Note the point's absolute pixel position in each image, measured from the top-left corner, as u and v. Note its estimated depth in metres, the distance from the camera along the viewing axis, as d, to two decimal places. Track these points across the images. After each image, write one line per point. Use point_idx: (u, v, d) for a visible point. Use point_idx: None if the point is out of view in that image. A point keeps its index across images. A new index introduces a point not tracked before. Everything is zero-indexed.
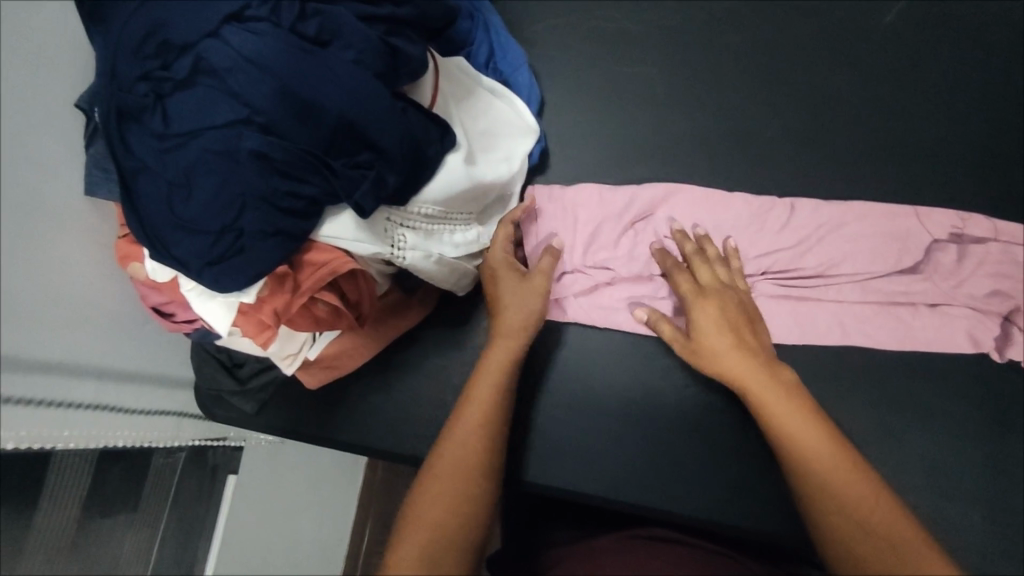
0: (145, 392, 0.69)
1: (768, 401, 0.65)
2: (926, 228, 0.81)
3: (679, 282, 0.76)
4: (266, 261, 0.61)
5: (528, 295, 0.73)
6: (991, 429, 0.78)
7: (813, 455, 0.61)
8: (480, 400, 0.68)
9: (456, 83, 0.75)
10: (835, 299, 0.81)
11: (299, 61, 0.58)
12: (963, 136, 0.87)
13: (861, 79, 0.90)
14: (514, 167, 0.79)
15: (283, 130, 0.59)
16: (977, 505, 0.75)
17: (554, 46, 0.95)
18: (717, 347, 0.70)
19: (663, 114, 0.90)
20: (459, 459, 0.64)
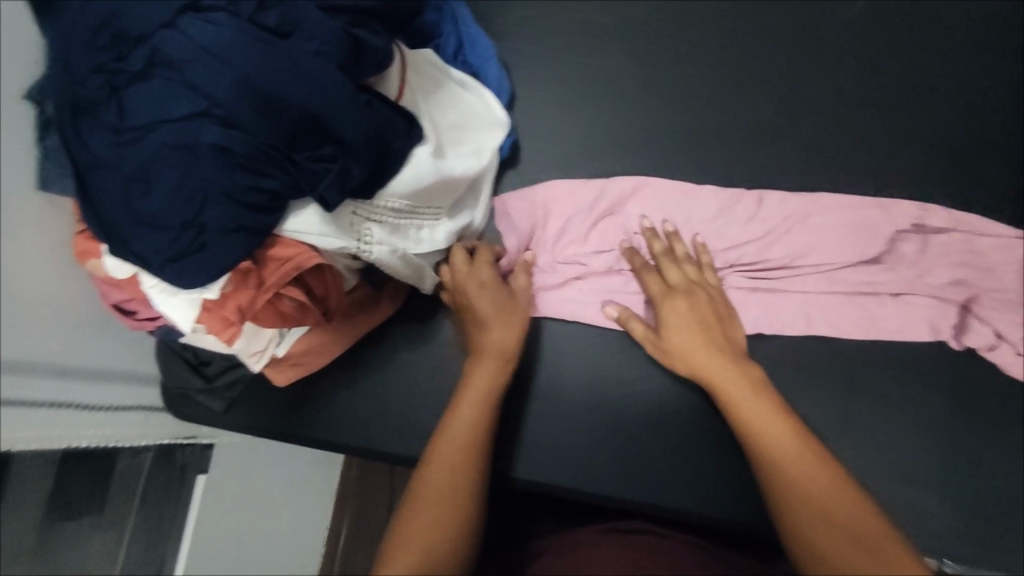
0: (116, 391, 0.75)
1: (734, 399, 0.67)
2: (891, 219, 0.79)
3: (650, 281, 0.77)
4: (226, 258, 0.59)
5: (515, 316, 0.76)
6: (962, 421, 0.76)
7: (775, 448, 0.62)
8: (465, 419, 0.68)
9: (422, 76, 0.73)
10: (802, 290, 0.79)
11: (258, 52, 0.56)
12: (932, 127, 0.85)
13: (828, 70, 0.88)
14: (484, 161, 0.77)
15: (243, 122, 0.57)
16: (954, 499, 0.74)
17: (522, 35, 0.91)
18: (686, 346, 0.72)
19: (631, 104, 0.87)
20: (449, 480, 0.64)
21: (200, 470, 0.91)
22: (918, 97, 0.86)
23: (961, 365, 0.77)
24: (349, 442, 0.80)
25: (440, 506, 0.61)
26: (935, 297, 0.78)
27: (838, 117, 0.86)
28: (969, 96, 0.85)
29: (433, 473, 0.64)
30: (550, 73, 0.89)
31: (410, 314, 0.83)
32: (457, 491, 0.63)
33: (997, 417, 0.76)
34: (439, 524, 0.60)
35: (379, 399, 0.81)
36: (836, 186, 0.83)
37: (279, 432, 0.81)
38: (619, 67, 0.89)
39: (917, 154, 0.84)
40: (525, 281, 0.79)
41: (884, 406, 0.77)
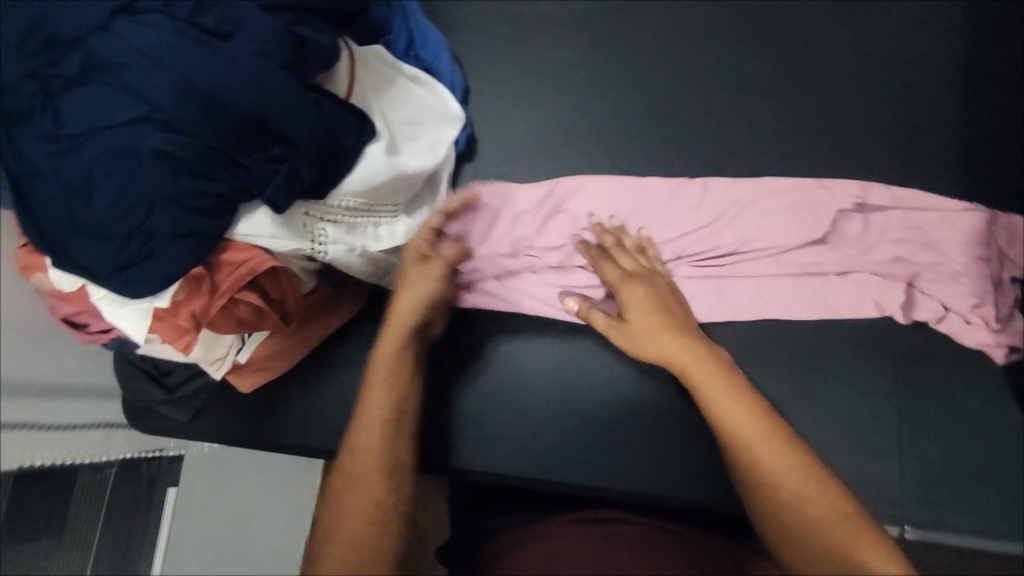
0: (75, 409, 0.74)
1: (696, 376, 0.66)
2: (833, 199, 0.81)
3: (607, 270, 0.77)
4: (176, 265, 0.58)
5: (418, 282, 0.70)
6: (921, 394, 0.77)
7: (735, 425, 0.62)
8: (377, 397, 0.65)
9: (372, 73, 0.72)
10: (752, 274, 0.80)
11: (197, 54, 0.55)
12: (881, 108, 0.86)
13: (776, 55, 0.89)
14: (440, 156, 0.76)
15: (185, 125, 0.56)
16: (919, 471, 0.75)
17: (474, 30, 0.91)
18: (648, 328, 0.71)
19: (585, 96, 0.88)
20: (364, 463, 0.61)
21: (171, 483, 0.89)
22: (869, 78, 0.87)
23: (918, 338, 0.79)
24: (317, 446, 0.79)
25: (361, 494, 0.60)
26: (888, 272, 0.79)
27: (790, 100, 0.87)
28: (918, 74, 0.87)
29: (350, 460, 0.62)
30: (504, 67, 0.89)
31: (374, 314, 0.82)
32: (375, 475, 0.61)
33: (955, 388, 0.77)
34: (361, 514, 0.59)
35: (346, 402, 0.80)
36: (791, 168, 0.84)
37: (246, 439, 0.80)
38: (573, 59, 0.89)
39: (868, 133, 0.85)
40: (453, 249, 0.72)
41: (844, 381, 0.78)
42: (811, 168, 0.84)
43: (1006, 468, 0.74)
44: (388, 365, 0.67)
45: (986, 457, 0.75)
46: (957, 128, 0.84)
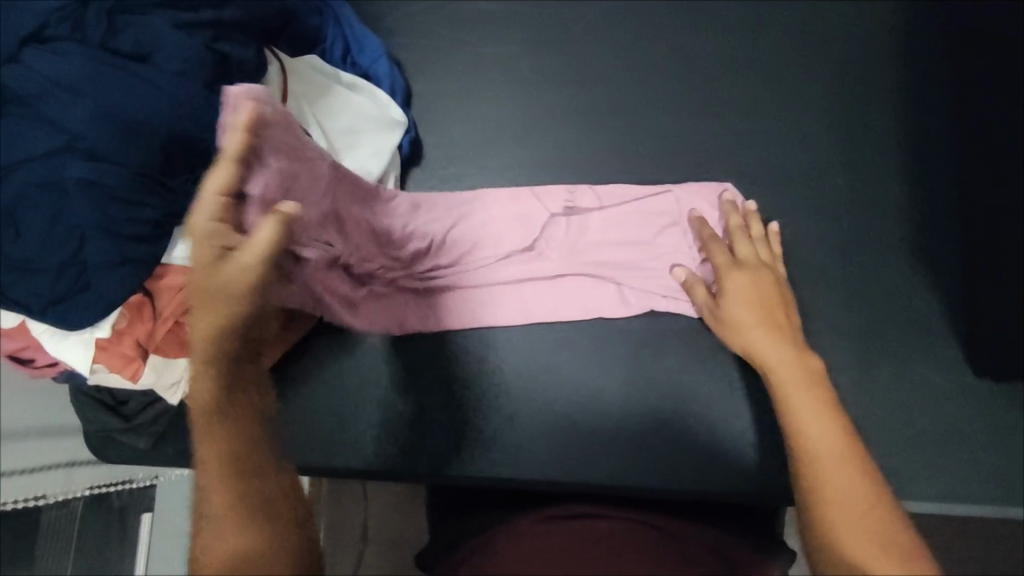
0: (36, 451, 0.74)
1: (780, 377, 0.58)
2: (541, 204, 0.78)
3: (715, 252, 0.72)
4: (113, 294, 0.57)
5: (217, 289, 0.50)
6: (921, 375, 0.72)
7: (811, 437, 0.52)
8: (214, 450, 0.50)
9: (304, 83, 0.72)
10: (484, 285, 0.77)
11: (113, 79, 0.55)
12: (850, 78, 0.80)
13: (735, 30, 0.82)
14: (383, 163, 0.75)
15: (108, 151, 0.55)
16: (923, 454, 0.70)
17: (414, 30, 0.87)
18: (746, 320, 0.65)
19: (533, 88, 0.84)
20: (222, 529, 0.48)
21: (145, 508, 0.88)
22: (832, 40, 0.81)
23: (902, 307, 0.74)
24: None
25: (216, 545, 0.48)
26: (857, 243, 0.76)
27: (750, 70, 0.81)
28: (881, 33, 0.81)
29: (211, 533, 0.48)
30: (447, 66, 0.86)
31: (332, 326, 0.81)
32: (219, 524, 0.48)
33: (943, 358, 0.72)
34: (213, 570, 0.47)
35: None
36: (753, 143, 0.79)
37: None
38: (514, 50, 0.85)
39: (834, 101, 0.79)
40: (270, 227, 0.50)
41: (834, 370, 0.72)
42: (777, 140, 0.79)
43: (996, 436, 0.70)
44: (204, 399, 0.51)
45: (984, 429, 0.71)
46: (924, 89, 0.79)
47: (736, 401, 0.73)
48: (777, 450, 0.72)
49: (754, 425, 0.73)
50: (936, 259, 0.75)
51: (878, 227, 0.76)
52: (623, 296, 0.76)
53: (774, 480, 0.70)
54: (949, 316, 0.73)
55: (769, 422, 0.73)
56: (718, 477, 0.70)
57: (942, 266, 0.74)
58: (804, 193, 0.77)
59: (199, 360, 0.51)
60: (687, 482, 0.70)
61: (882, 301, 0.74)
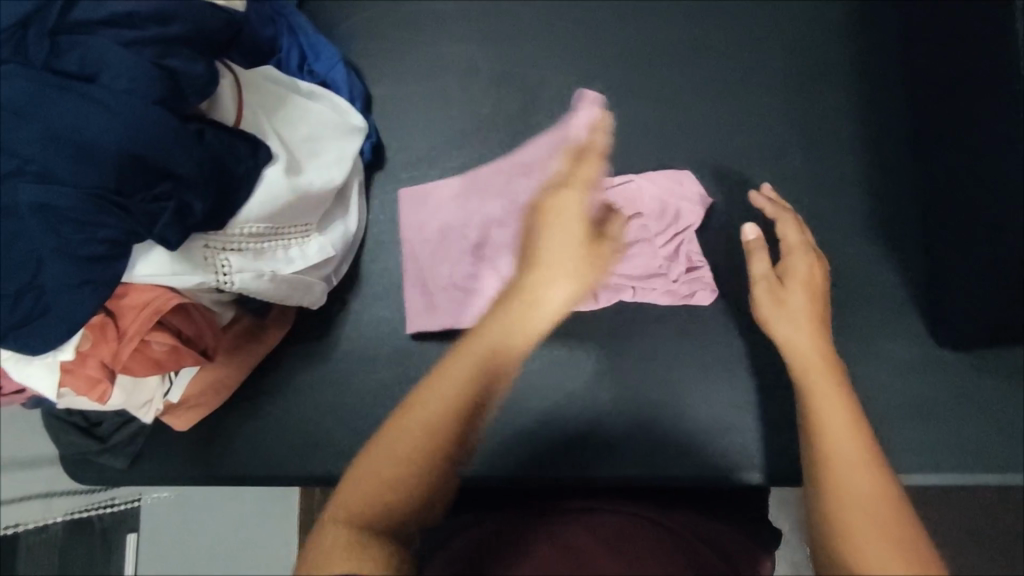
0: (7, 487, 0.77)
1: (806, 373, 0.56)
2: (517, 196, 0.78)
3: (788, 230, 0.70)
4: (76, 316, 0.56)
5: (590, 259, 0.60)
6: (888, 349, 0.73)
7: (831, 437, 0.49)
8: (456, 377, 0.50)
9: (260, 93, 0.71)
10: (472, 279, 0.77)
11: (59, 100, 0.54)
12: (805, 60, 0.81)
13: (689, 17, 0.83)
14: (346, 169, 0.75)
15: (60, 174, 0.54)
16: (896, 427, 0.71)
17: (372, 35, 0.87)
18: (806, 304, 0.63)
19: (493, 87, 0.84)
20: (423, 436, 0.49)
21: (131, 528, 0.88)
22: (787, 23, 0.82)
23: (866, 283, 0.75)
24: (265, 474, 0.77)
25: (374, 475, 0.48)
26: (819, 223, 0.77)
27: (706, 58, 0.82)
28: (835, 12, 0.81)
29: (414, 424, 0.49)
30: (407, 69, 0.86)
31: (306, 334, 0.81)
32: (396, 472, 0.48)
33: (910, 331, 0.73)
34: (367, 498, 0.47)
35: (283, 425, 0.79)
36: (712, 130, 0.80)
37: (187, 477, 0.78)
38: (472, 50, 0.85)
39: (790, 84, 0.80)
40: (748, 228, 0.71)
41: None
42: (736, 125, 0.80)
43: (965, 406, 0.71)
44: (482, 349, 0.52)
45: (955, 399, 0.71)
46: (879, 68, 0.80)
47: (707, 385, 0.74)
48: (750, 430, 0.73)
49: (724, 407, 0.74)
50: (898, 234, 0.76)
51: (840, 206, 0.77)
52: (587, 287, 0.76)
53: (746, 461, 0.72)
54: (913, 289, 0.74)
55: (742, 404, 0.74)
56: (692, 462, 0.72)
57: (903, 240, 0.75)
58: (765, 176, 0.78)
59: (513, 329, 0.54)
60: (670, 469, 0.71)
61: (846, 278, 0.75)
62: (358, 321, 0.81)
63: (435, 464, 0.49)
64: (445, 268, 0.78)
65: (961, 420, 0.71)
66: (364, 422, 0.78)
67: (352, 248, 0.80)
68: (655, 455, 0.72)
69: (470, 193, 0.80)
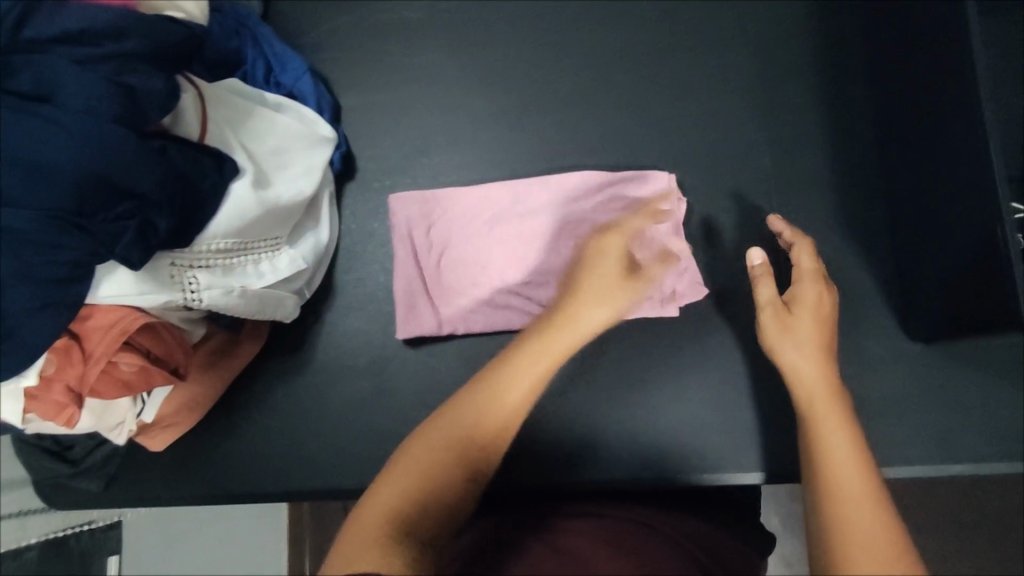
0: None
1: (811, 403, 0.55)
2: (505, 203, 0.78)
3: (802, 256, 0.68)
4: (39, 340, 0.55)
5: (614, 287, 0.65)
6: (863, 344, 0.73)
7: (834, 468, 0.48)
8: (499, 387, 0.55)
9: (225, 106, 0.70)
10: (462, 286, 0.77)
11: (13, 120, 0.52)
12: (772, 58, 0.81)
13: (655, 19, 0.83)
14: (316, 180, 0.75)
15: (17, 197, 0.53)
16: (872, 421, 0.71)
17: (339, 44, 0.86)
18: (811, 330, 0.61)
19: (462, 94, 0.84)
20: (461, 435, 0.52)
21: (110, 551, 0.86)
22: (752, 23, 0.82)
23: (839, 280, 0.75)
24: (243, 492, 0.76)
25: (415, 462, 0.50)
26: (790, 221, 0.77)
27: (672, 60, 0.82)
28: (800, 11, 0.82)
29: (456, 418, 0.53)
30: (375, 78, 0.85)
31: (281, 349, 0.80)
32: (434, 466, 0.50)
33: (882, 326, 0.74)
34: (408, 485, 0.49)
35: (261, 441, 0.78)
36: (681, 132, 0.80)
37: (165, 498, 0.77)
38: (440, 57, 0.85)
39: (757, 84, 0.81)
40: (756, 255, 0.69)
41: None
42: (705, 126, 0.80)
43: (940, 399, 0.72)
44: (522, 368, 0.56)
45: (930, 392, 0.72)
46: (847, 64, 0.80)
47: (686, 386, 0.74)
48: (728, 430, 0.73)
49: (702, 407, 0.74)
50: (868, 229, 0.76)
51: (812, 204, 0.77)
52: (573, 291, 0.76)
53: (726, 461, 0.72)
54: (884, 284, 0.75)
55: (721, 405, 0.74)
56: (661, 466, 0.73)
57: (873, 236, 0.76)
58: (736, 175, 0.78)
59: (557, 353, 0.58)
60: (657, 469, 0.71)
61: None
62: (334, 333, 0.80)
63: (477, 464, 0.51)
64: (434, 275, 0.78)
65: (935, 413, 0.71)
66: (342, 436, 0.77)
67: (326, 259, 0.80)
68: (635, 458, 0.72)
69: (455, 199, 0.79)
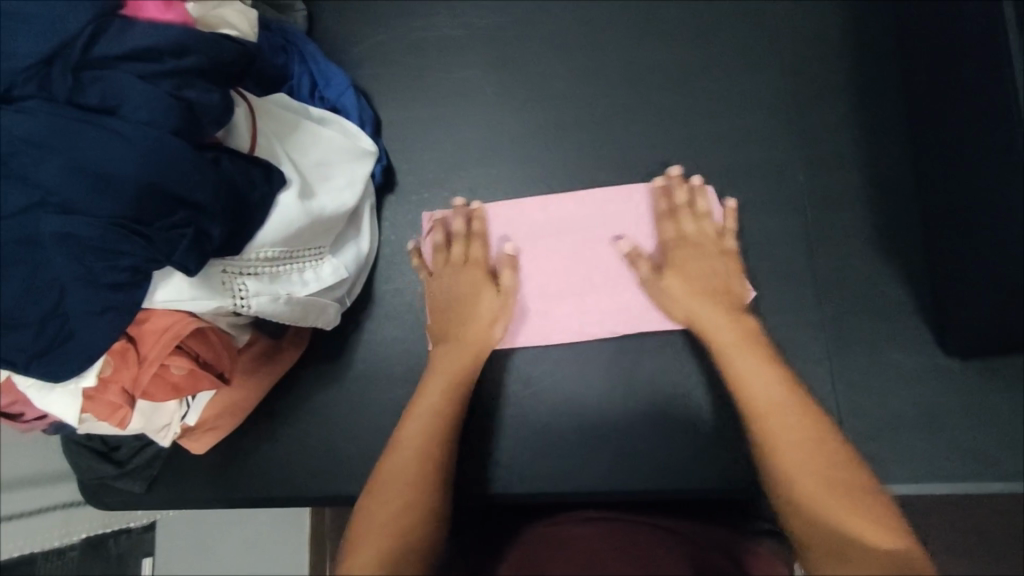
0: (18, 501, 0.74)
1: (732, 363, 0.66)
2: (548, 217, 0.80)
3: (665, 228, 0.76)
4: (97, 343, 0.58)
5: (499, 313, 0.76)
6: (897, 359, 0.74)
7: (778, 434, 0.59)
8: (416, 419, 0.68)
9: (274, 120, 0.72)
10: None
11: (80, 132, 0.55)
12: (806, 77, 0.82)
13: (689, 39, 0.85)
14: (358, 192, 0.77)
15: (82, 205, 0.55)
16: (908, 436, 0.72)
17: (380, 62, 0.89)
18: (681, 291, 0.73)
19: (498, 111, 0.86)
20: (400, 468, 0.63)
21: (144, 553, 0.92)
22: (785, 43, 0.83)
23: (873, 295, 0.76)
24: (280, 495, 0.78)
25: (382, 509, 0.59)
26: (823, 236, 0.78)
27: (706, 77, 0.83)
28: (834, 31, 0.83)
29: (395, 456, 0.65)
30: (413, 96, 0.88)
31: (320, 356, 0.82)
32: (393, 509, 0.59)
33: (917, 341, 0.74)
34: (383, 539, 0.55)
35: (299, 446, 0.79)
36: (714, 147, 0.81)
37: (203, 500, 0.79)
38: (476, 75, 0.87)
39: (792, 102, 0.82)
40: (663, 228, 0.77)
41: (809, 360, 0.74)
42: (738, 143, 0.81)
43: (978, 416, 0.71)
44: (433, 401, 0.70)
45: (966, 408, 0.72)
46: (880, 82, 0.81)
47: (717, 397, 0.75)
48: None
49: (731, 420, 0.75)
50: (902, 244, 0.76)
51: (846, 220, 0.78)
52: (609, 307, 0.78)
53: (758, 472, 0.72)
54: (917, 300, 0.75)
55: None
56: (692, 479, 0.73)
57: (906, 252, 0.76)
58: (770, 190, 0.79)
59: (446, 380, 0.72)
60: (698, 481, 0.73)
61: (853, 290, 0.76)
62: (372, 341, 0.82)
63: (435, 486, 0.63)
64: None
65: (970, 429, 0.71)
66: (378, 443, 0.78)
67: (370, 267, 0.82)
68: (670, 470, 0.74)
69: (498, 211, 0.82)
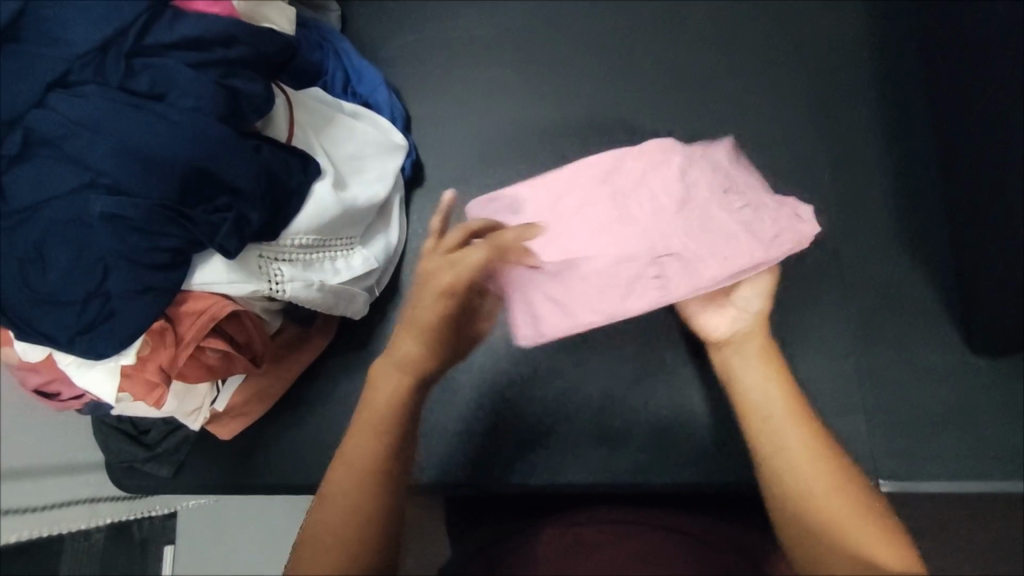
0: (51, 488, 0.67)
1: (774, 426, 0.55)
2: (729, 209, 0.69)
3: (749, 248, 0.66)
4: (135, 323, 0.58)
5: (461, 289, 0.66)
6: (922, 357, 0.74)
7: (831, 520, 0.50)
8: (377, 406, 0.58)
9: (310, 112, 0.74)
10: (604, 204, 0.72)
11: (133, 116, 0.56)
12: (829, 80, 0.83)
13: (711, 44, 0.86)
14: (388, 185, 0.78)
15: (130, 187, 0.56)
16: (933, 434, 0.72)
17: (409, 61, 0.91)
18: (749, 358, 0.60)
19: (525, 110, 0.87)
20: (355, 460, 0.55)
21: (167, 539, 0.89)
22: (807, 48, 0.85)
23: (898, 294, 0.76)
24: (306, 482, 0.79)
25: (347, 501, 0.53)
26: (846, 234, 0.78)
27: (730, 80, 0.85)
28: (854, 38, 0.84)
29: (345, 454, 0.56)
30: (442, 93, 0.90)
31: (347, 345, 0.83)
32: (351, 513, 0.53)
33: (940, 340, 0.74)
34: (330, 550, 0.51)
35: (325, 433, 0.80)
36: (743, 146, 0.82)
37: (233, 484, 0.80)
38: (503, 74, 0.89)
39: (816, 104, 0.83)
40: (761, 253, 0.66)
41: (833, 356, 0.75)
42: (762, 144, 0.82)
43: (1001, 413, 0.72)
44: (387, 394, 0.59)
45: (988, 405, 0.72)
46: (904, 86, 0.82)
47: None
48: None
49: None
50: (924, 245, 0.77)
51: (868, 219, 0.79)
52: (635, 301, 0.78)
53: None
54: (940, 299, 0.76)
55: None
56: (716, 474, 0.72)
57: (930, 251, 0.77)
58: (795, 189, 0.80)
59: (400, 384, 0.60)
60: (724, 475, 0.73)
61: (877, 289, 0.77)
62: None
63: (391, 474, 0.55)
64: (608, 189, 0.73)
65: (995, 428, 0.72)
66: None
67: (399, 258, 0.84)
68: (694, 463, 0.74)
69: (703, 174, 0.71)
